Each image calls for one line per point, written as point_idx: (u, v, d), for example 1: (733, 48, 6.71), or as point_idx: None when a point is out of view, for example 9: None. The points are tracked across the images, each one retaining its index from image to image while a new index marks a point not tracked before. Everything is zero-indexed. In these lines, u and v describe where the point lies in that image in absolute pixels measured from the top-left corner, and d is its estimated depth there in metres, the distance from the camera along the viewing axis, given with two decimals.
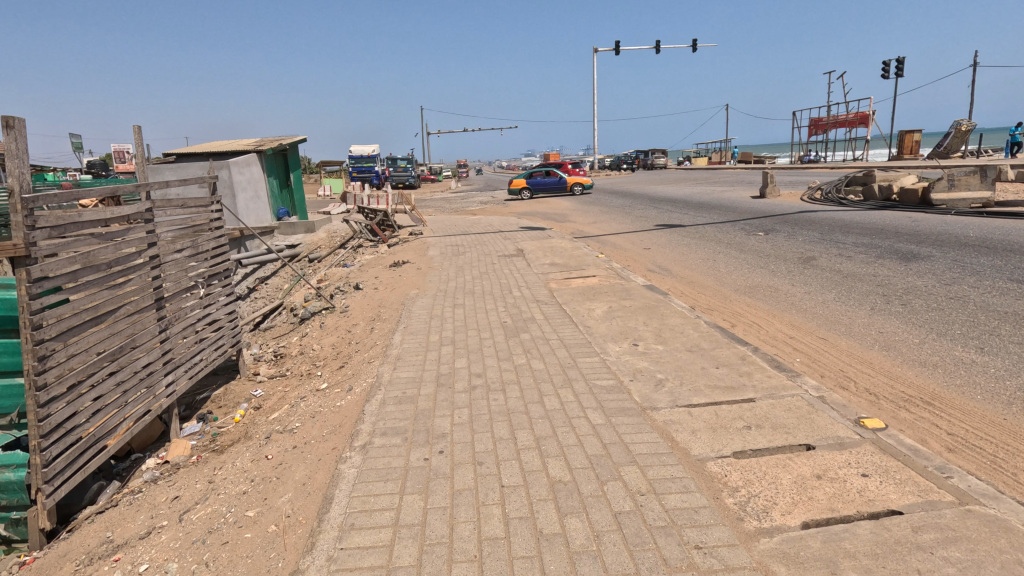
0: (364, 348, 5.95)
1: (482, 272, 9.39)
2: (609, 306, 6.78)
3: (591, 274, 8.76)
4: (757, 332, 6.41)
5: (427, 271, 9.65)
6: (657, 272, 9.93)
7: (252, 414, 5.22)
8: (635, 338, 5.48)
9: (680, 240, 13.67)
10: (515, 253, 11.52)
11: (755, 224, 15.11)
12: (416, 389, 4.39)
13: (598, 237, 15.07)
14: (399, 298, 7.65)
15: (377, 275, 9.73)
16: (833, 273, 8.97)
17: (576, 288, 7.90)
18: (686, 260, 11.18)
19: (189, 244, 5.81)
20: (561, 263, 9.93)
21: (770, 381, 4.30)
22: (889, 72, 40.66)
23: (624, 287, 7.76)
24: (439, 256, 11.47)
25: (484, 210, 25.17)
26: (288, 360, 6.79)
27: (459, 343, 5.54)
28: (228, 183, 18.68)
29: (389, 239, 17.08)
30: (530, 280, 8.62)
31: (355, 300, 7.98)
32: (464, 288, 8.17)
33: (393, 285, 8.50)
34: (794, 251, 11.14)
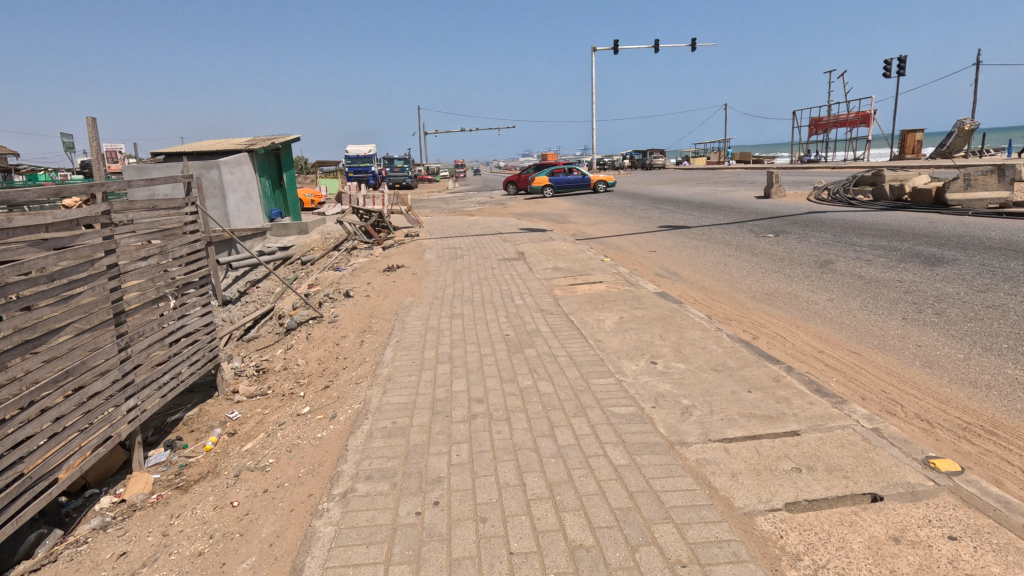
0: (352, 366, 5.39)
1: (481, 278, 8.83)
2: (622, 316, 6.24)
3: (598, 281, 8.21)
4: (782, 345, 5.87)
5: (422, 276, 9.09)
6: (667, 277, 9.40)
7: (225, 442, 4.65)
8: (653, 356, 4.93)
9: (687, 242, 13.15)
10: (516, 256, 10.97)
11: (763, 225, 14.61)
12: (408, 418, 3.84)
13: (601, 239, 14.54)
14: (392, 307, 7.10)
15: (369, 281, 9.16)
16: (855, 278, 8.44)
17: (583, 295, 7.35)
18: (695, 263, 10.66)
19: (158, 250, 5.23)
20: (565, 268, 9.37)
21: (814, 409, 3.76)
22: (891, 72, 40.24)
23: (635, 295, 7.22)
24: (436, 260, 10.90)
25: (483, 211, 24.62)
26: (271, 377, 6.22)
27: (458, 360, 4.98)
28: (218, 183, 18.11)
29: (384, 241, 16.51)
30: (533, 286, 8.08)
31: (345, 309, 7.40)
32: (463, 295, 7.62)
33: (386, 292, 7.93)
34: (809, 254, 10.61)
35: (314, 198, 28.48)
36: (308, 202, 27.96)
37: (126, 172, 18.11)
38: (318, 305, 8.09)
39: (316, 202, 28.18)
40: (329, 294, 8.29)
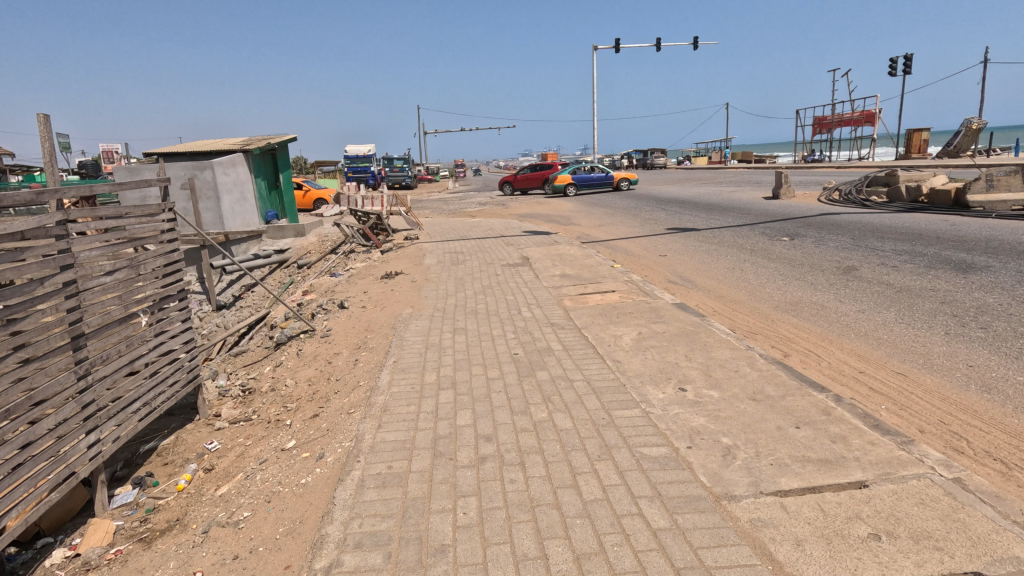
0: (344, 390, 4.85)
1: (485, 286, 8.30)
2: (641, 332, 5.71)
3: (610, 289, 7.70)
4: (818, 364, 5.35)
5: (422, 284, 8.55)
6: (682, 285, 8.88)
7: (200, 481, 4.12)
8: (681, 381, 4.40)
9: (699, 245, 12.64)
10: (521, 262, 10.44)
11: (775, 227, 14.09)
12: (407, 462, 3.31)
13: (608, 242, 14.03)
14: (390, 320, 6.57)
15: (366, 289, 8.62)
16: (884, 286, 7.91)
17: (596, 307, 6.80)
18: (707, 269, 10.13)
19: (127, 262, 4.68)
20: (573, 275, 8.83)
21: (878, 452, 3.23)
22: (896, 70, 39.69)
23: (652, 306, 6.69)
24: (436, 266, 10.34)
25: (484, 212, 24.08)
26: (257, 399, 5.69)
27: (463, 386, 4.45)
28: (211, 184, 17.57)
29: (383, 244, 15.97)
30: (541, 296, 7.54)
31: (339, 321, 6.87)
32: (466, 306, 7.10)
33: (384, 303, 7.39)
34: (829, 259, 10.07)
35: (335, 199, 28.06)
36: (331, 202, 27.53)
37: (117, 173, 17.63)
38: (312, 317, 7.53)
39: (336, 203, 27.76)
40: (323, 304, 7.73)
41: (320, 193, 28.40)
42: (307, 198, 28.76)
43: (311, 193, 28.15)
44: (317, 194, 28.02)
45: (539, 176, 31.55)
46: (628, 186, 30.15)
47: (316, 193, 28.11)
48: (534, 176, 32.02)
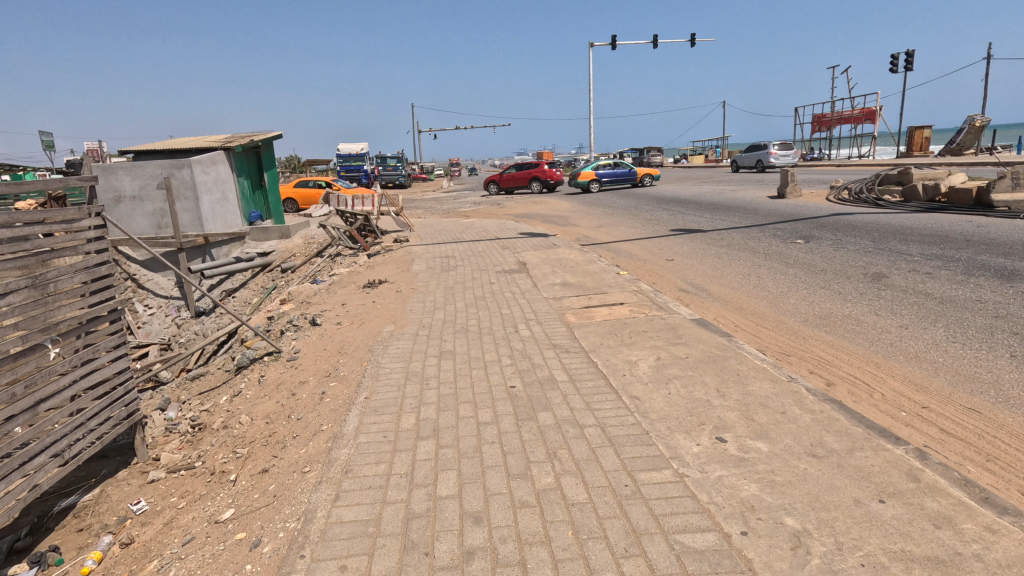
0: (304, 436, 3.98)
1: (477, 298, 7.43)
2: (659, 357, 4.87)
3: (618, 301, 6.86)
4: (871, 396, 4.52)
5: (406, 295, 7.68)
6: (696, 294, 8.06)
7: (113, 561, 3.25)
8: (719, 429, 3.54)
9: (707, 249, 11.81)
10: (517, 268, 9.57)
11: (786, 229, 13.32)
12: (367, 561, 2.46)
13: (609, 244, 13.21)
14: (366, 341, 5.68)
15: (343, 301, 7.73)
16: (923, 296, 7.09)
17: (603, 323, 5.95)
18: (721, 276, 9.29)
19: (28, 282, 3.82)
20: (575, 283, 7.98)
21: (1004, 546, 2.39)
22: (898, 67, 39.10)
23: (667, 323, 5.85)
24: (424, 272, 9.48)
25: (478, 212, 23.19)
26: (205, 438, 4.79)
27: (447, 436, 3.59)
28: (189, 184, 16.63)
29: (372, 247, 15.09)
30: (541, 310, 6.69)
31: (308, 341, 5.98)
32: (455, 323, 6.23)
33: (361, 318, 6.51)
34: (853, 263, 9.26)
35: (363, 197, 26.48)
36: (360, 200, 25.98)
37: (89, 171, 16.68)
38: (281, 335, 6.63)
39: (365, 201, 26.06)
40: (294, 319, 6.81)
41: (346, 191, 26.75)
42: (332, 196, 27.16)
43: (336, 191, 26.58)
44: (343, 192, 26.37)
45: (526, 176, 30.69)
46: (652, 182, 30.38)
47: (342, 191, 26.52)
48: (519, 175, 31.14)
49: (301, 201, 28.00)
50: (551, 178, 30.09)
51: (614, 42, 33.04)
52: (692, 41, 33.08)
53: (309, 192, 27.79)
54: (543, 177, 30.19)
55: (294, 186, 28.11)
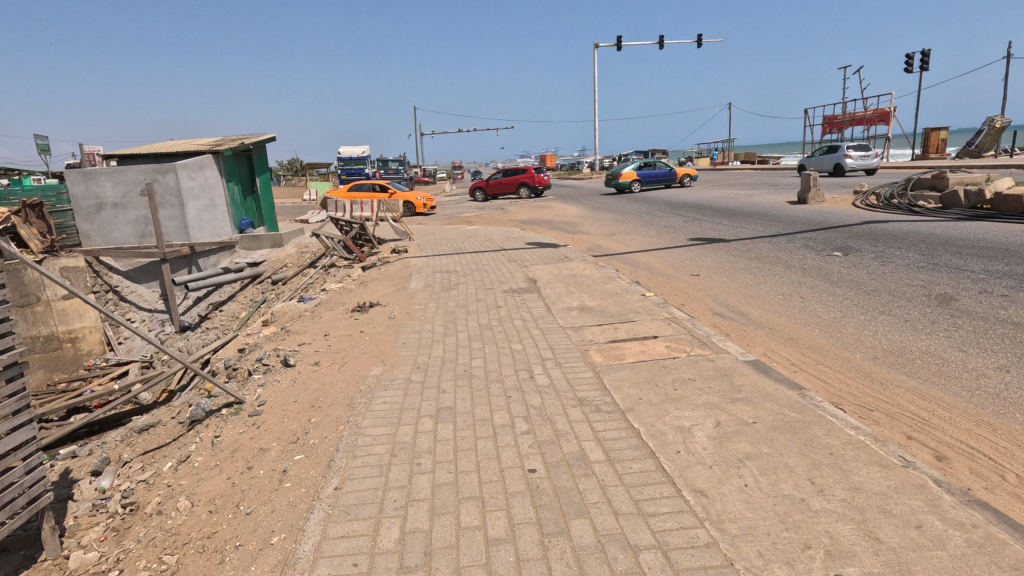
0: (247, 551, 2.90)
1: (483, 327, 6.37)
2: (720, 424, 3.78)
3: (650, 334, 5.79)
4: (1010, 479, 3.40)
5: (399, 323, 6.62)
6: (735, 321, 7.01)
7: None
8: (837, 561, 2.45)
9: (735, 262, 10.74)
10: (527, 286, 8.53)
11: (818, 239, 12.24)
12: None
13: (624, 256, 12.18)
14: (346, 392, 4.60)
15: (327, 329, 6.68)
16: (1009, 326, 6.02)
17: (638, 366, 4.87)
18: (759, 297, 8.19)
19: None
20: (595, 308, 6.92)
21: None
22: (913, 67, 38.04)
23: (717, 367, 4.77)
24: (422, 292, 8.43)
25: (481, 217, 22.14)
26: (134, 528, 3.70)
27: (442, 568, 2.51)
28: (174, 190, 15.71)
29: (369, 258, 14.05)
30: (560, 345, 5.61)
31: (277, 388, 4.91)
32: (456, 364, 5.15)
33: (344, 358, 5.44)
34: (908, 281, 8.19)
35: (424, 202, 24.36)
36: (419, 206, 23.92)
37: (68, 176, 15.69)
38: (249, 376, 5.55)
39: (427, 208, 23.97)
40: (264, 356, 5.71)
41: (406, 194, 24.32)
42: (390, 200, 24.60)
43: (397, 195, 24.16)
44: (403, 196, 23.93)
45: (513, 181, 29.70)
46: (691, 182, 30.01)
47: (403, 195, 24.11)
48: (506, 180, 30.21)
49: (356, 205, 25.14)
50: (538, 183, 29.26)
51: (620, 41, 32.26)
52: (699, 42, 32.42)
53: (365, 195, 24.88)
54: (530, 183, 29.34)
55: (349, 188, 25.17)
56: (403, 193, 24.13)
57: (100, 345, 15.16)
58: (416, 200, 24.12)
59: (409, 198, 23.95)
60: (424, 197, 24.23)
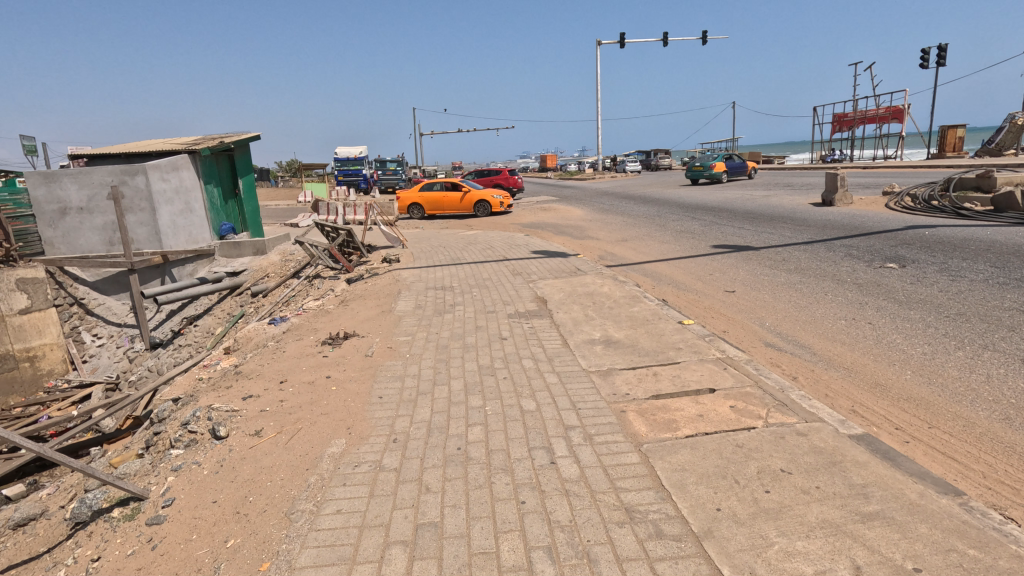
0: None
1: (485, 371, 4.97)
2: (862, 571, 2.37)
3: (705, 385, 4.38)
4: None
5: (377, 365, 5.21)
6: (797, 358, 5.63)
7: None
8: None
9: (773, 274, 9.38)
10: (536, 308, 7.15)
11: (861, 246, 10.88)
12: None
13: (642, 267, 10.80)
14: (286, 495, 3.18)
15: (285, 373, 5.26)
16: None
17: (703, 445, 3.46)
18: (817, 322, 6.81)
19: None
20: (624, 343, 5.55)
21: None
22: (929, 63, 36.64)
23: (819, 447, 3.35)
24: (409, 316, 7.04)
25: (480, 220, 20.69)
26: None
27: None
28: (144, 193, 14.39)
29: (357, 268, 12.66)
30: (587, 403, 4.21)
31: (195, 476, 3.48)
32: (445, 438, 3.73)
33: (298, 425, 4.03)
34: (997, 301, 6.81)
35: (501, 200, 21.98)
36: (496, 205, 21.52)
37: (29, 179, 14.31)
38: (168, 447, 4.07)
39: (506, 205, 21.59)
40: (191, 419, 4.24)
41: (482, 192, 21.88)
42: (467, 199, 22.08)
43: (472, 193, 21.71)
44: (480, 194, 21.52)
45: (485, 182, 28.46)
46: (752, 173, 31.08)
47: (479, 193, 21.70)
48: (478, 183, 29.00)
49: (429, 207, 22.42)
50: (511, 186, 28.01)
51: (623, 39, 31.16)
52: (704, 40, 31.18)
53: (438, 196, 22.19)
54: (505, 185, 27.82)
55: (421, 189, 22.46)
56: (478, 191, 21.73)
57: (63, 364, 13.83)
58: (493, 198, 21.66)
59: (485, 196, 21.55)
60: (502, 195, 21.89)
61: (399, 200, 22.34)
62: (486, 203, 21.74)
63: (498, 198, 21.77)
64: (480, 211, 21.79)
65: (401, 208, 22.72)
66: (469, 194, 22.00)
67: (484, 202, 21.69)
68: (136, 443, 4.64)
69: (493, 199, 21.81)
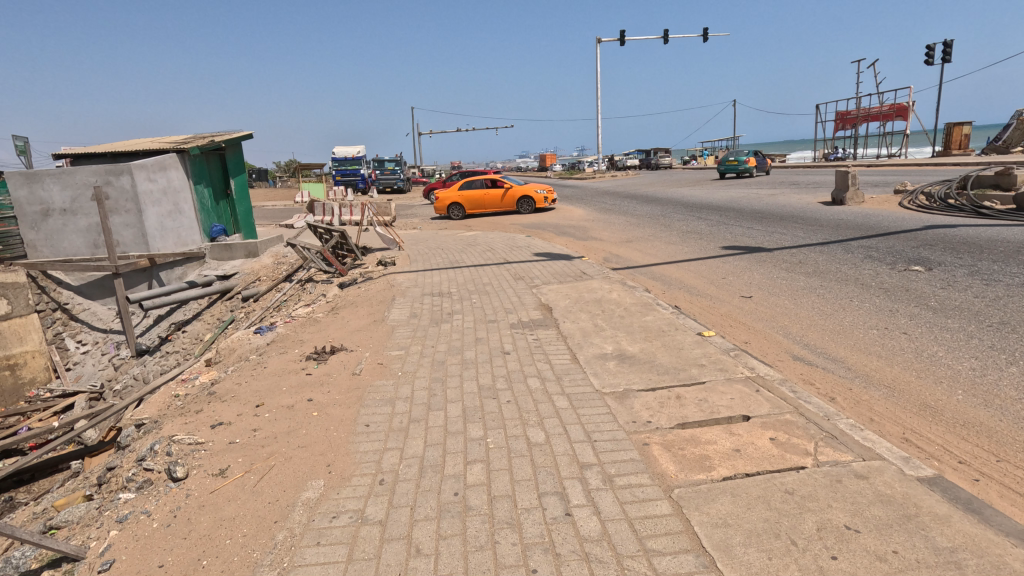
0: None
1: (488, 392, 4.42)
2: None
3: (740, 412, 3.83)
4: None
5: (365, 386, 4.65)
6: (832, 374, 5.08)
7: None
8: None
9: (791, 278, 8.85)
10: (541, 317, 6.61)
11: (881, 248, 10.34)
12: None
13: (650, 269, 10.27)
14: (247, 559, 2.63)
15: (263, 394, 4.70)
16: None
17: (746, 491, 2.92)
18: (846, 332, 6.25)
19: None
20: (641, 359, 5.00)
21: None
22: (934, 59, 36.10)
23: (887, 496, 2.80)
24: (404, 326, 6.48)
25: (480, 221, 20.16)
26: None
27: None
28: (130, 194, 13.84)
29: (350, 271, 12.15)
30: (604, 433, 3.65)
31: (144, 529, 2.93)
32: (439, 481, 3.18)
33: (270, 462, 3.48)
34: None
35: (543, 195, 21.64)
36: (541, 200, 21.12)
37: (10, 180, 13.78)
38: (120, 488, 3.53)
39: (551, 199, 21.23)
40: (148, 453, 3.70)
41: (523, 188, 21.40)
42: (508, 196, 21.50)
43: (515, 189, 21.17)
44: (523, 190, 21.03)
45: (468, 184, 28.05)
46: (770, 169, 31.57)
47: (521, 188, 21.22)
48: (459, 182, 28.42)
49: (470, 206, 21.65)
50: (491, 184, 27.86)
51: (624, 36, 30.63)
52: (704, 37, 30.68)
53: (479, 193, 21.49)
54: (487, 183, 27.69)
55: (459, 188, 21.66)
56: (521, 186, 21.23)
57: (45, 371, 13.27)
58: (536, 192, 21.25)
59: (528, 191, 21.13)
60: (545, 189, 21.50)
61: (439, 200, 21.42)
62: (529, 199, 21.32)
63: (541, 193, 21.42)
64: (525, 206, 21.34)
65: (439, 209, 21.78)
66: (510, 191, 21.36)
67: (528, 198, 21.23)
68: (89, 480, 4.09)
69: (535, 195, 21.38)
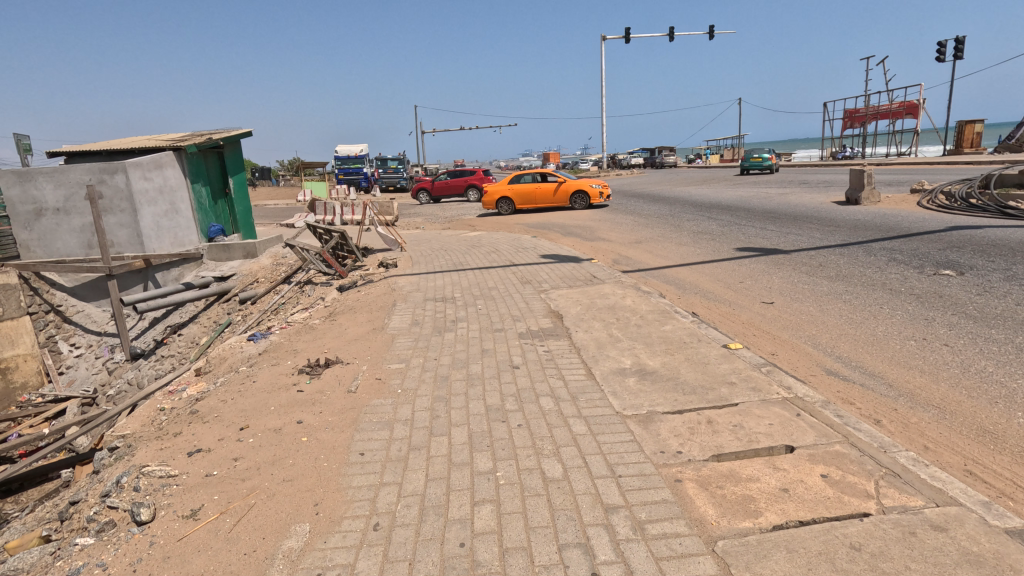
0: None
1: (498, 414, 3.98)
2: None
3: (782, 441, 3.38)
4: None
5: (361, 406, 4.22)
6: (874, 392, 4.63)
7: None
8: None
9: (812, 282, 8.41)
10: (551, 325, 6.18)
11: (903, 249, 9.89)
12: None
13: (663, 272, 9.82)
14: None
15: (248, 415, 4.28)
16: None
17: (803, 546, 2.48)
18: (882, 343, 5.80)
19: None
20: (664, 375, 4.56)
21: None
22: (945, 56, 35.47)
23: (974, 554, 2.35)
24: (404, 335, 6.05)
25: (485, 220, 19.75)
26: None
27: None
28: (124, 193, 13.44)
29: (350, 273, 11.78)
30: (630, 467, 3.21)
31: None
32: (441, 527, 2.73)
33: (250, 500, 3.05)
34: None
35: (597, 190, 21.10)
36: (595, 195, 20.55)
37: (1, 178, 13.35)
38: (81, 528, 3.14)
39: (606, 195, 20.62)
40: (115, 487, 3.31)
41: (577, 182, 20.87)
42: (560, 192, 21.02)
43: (568, 184, 20.68)
44: (576, 185, 20.47)
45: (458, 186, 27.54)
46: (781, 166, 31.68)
47: (574, 183, 20.66)
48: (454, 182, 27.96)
49: (519, 201, 21.26)
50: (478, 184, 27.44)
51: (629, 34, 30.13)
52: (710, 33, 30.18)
53: (530, 188, 21.08)
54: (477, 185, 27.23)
55: (509, 181, 21.30)
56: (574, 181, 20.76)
57: (38, 375, 12.97)
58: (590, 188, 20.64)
59: (581, 186, 20.51)
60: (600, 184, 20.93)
61: (488, 193, 21.03)
62: (583, 194, 20.77)
63: (596, 188, 20.87)
64: (578, 202, 20.83)
65: (488, 203, 21.44)
66: (563, 185, 20.87)
67: (581, 194, 20.69)
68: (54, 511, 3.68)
69: (589, 190, 20.87)
